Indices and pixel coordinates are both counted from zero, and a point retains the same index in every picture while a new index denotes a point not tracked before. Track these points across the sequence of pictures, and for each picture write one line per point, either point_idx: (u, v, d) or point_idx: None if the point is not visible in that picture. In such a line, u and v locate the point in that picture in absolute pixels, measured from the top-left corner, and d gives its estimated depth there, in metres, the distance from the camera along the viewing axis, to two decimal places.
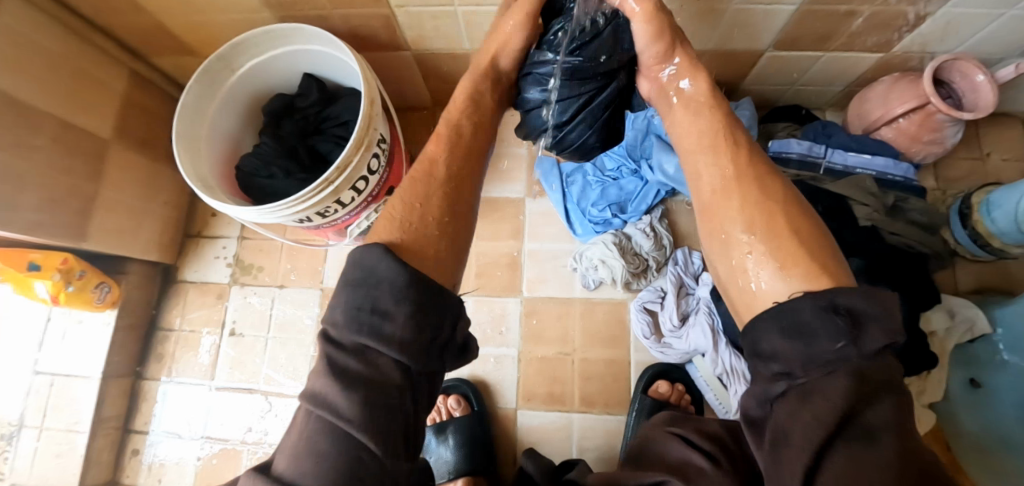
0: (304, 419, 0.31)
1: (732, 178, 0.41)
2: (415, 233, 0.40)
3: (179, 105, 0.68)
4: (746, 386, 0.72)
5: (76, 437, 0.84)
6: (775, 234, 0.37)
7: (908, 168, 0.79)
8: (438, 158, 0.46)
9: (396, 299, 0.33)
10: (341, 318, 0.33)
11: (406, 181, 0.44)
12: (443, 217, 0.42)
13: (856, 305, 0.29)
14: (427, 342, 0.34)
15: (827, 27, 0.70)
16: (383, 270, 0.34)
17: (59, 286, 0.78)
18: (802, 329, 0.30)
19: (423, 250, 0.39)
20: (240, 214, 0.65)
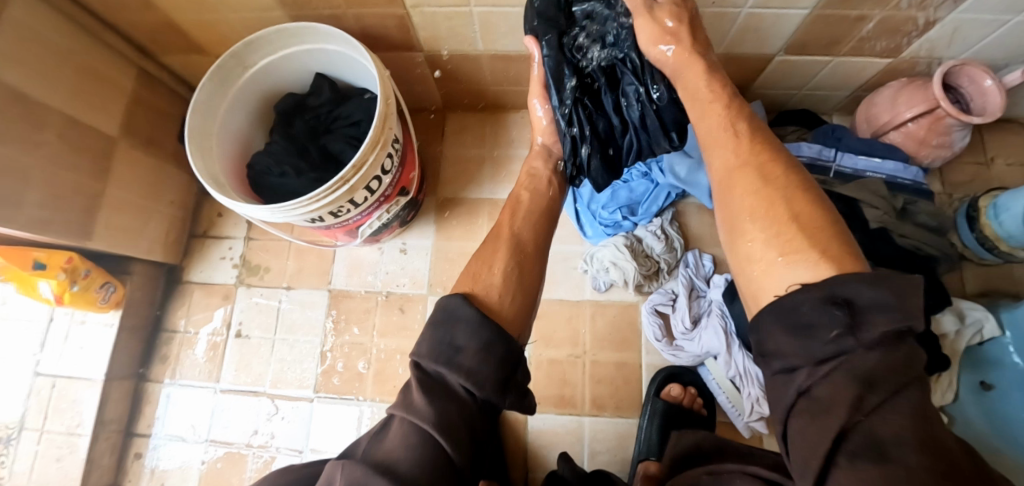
0: (398, 427, 0.39)
1: (739, 172, 0.46)
2: (487, 283, 0.48)
3: (192, 100, 0.67)
4: (760, 389, 0.71)
5: (78, 441, 0.82)
6: (778, 222, 0.40)
7: (917, 172, 0.79)
8: (507, 222, 0.57)
9: (469, 337, 0.41)
10: (425, 350, 0.41)
11: (481, 243, 0.54)
12: (515, 259, 0.51)
13: (859, 295, 0.32)
14: (497, 377, 0.40)
15: (838, 32, 0.71)
16: (462, 312, 0.42)
17: (64, 286, 0.77)
18: (804, 325, 0.33)
19: (491, 296, 0.47)
20: (254, 213, 0.65)
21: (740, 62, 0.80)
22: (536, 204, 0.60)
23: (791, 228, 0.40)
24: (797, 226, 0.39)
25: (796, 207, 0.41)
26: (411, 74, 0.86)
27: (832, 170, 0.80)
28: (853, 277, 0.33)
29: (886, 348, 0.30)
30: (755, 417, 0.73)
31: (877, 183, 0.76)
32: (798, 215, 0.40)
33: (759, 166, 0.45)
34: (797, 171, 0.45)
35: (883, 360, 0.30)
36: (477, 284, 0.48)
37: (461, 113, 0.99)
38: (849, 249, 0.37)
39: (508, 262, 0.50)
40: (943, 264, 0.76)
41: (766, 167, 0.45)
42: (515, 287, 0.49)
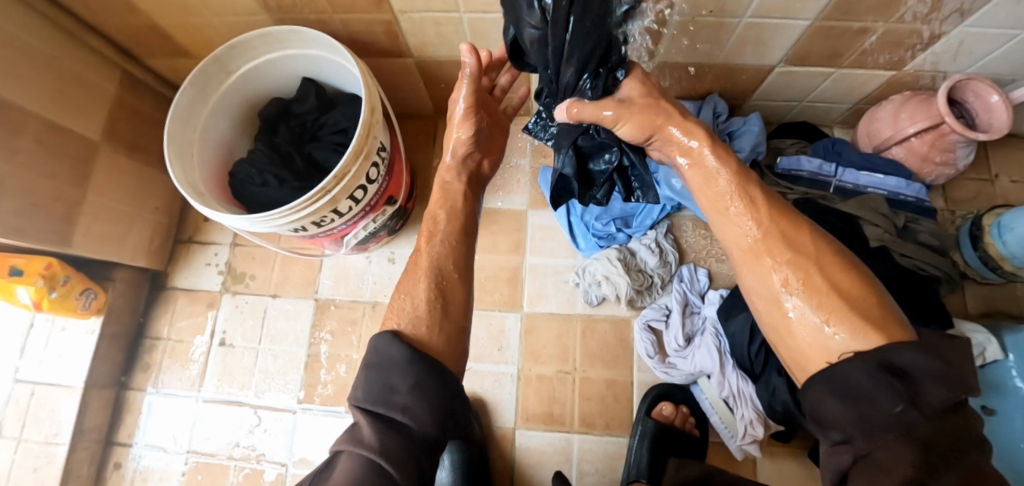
0: (345, 466, 0.36)
1: (768, 243, 0.43)
2: (414, 318, 0.45)
3: (172, 106, 0.65)
4: (754, 411, 0.69)
5: (56, 450, 0.81)
6: (817, 296, 0.39)
7: (920, 188, 0.77)
8: (422, 248, 0.52)
9: (402, 375, 0.40)
10: (361, 395, 0.40)
11: (401, 275, 0.50)
12: (436, 284, 0.48)
13: (913, 365, 0.33)
14: (436, 406, 0.39)
15: (839, 44, 0.68)
16: (392, 351, 0.41)
17: (42, 292, 0.76)
18: (858, 393, 0.33)
19: (418, 332, 0.44)
20: (234, 223, 0.63)
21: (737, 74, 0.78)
22: (453, 224, 0.54)
23: (839, 296, 0.38)
24: (840, 293, 0.38)
25: (833, 278, 0.39)
26: (401, 79, 0.84)
27: (831, 185, 0.78)
28: (898, 343, 0.34)
29: (944, 417, 0.31)
30: (749, 439, 0.70)
31: (879, 200, 0.74)
32: (835, 279, 0.39)
33: (780, 235, 0.43)
34: (817, 231, 0.43)
35: (944, 428, 0.31)
36: (410, 311, 0.46)
37: None
38: (888, 315, 0.37)
39: (429, 291, 0.47)
40: (944, 284, 0.74)
41: (787, 233, 0.42)
42: (440, 314, 0.46)
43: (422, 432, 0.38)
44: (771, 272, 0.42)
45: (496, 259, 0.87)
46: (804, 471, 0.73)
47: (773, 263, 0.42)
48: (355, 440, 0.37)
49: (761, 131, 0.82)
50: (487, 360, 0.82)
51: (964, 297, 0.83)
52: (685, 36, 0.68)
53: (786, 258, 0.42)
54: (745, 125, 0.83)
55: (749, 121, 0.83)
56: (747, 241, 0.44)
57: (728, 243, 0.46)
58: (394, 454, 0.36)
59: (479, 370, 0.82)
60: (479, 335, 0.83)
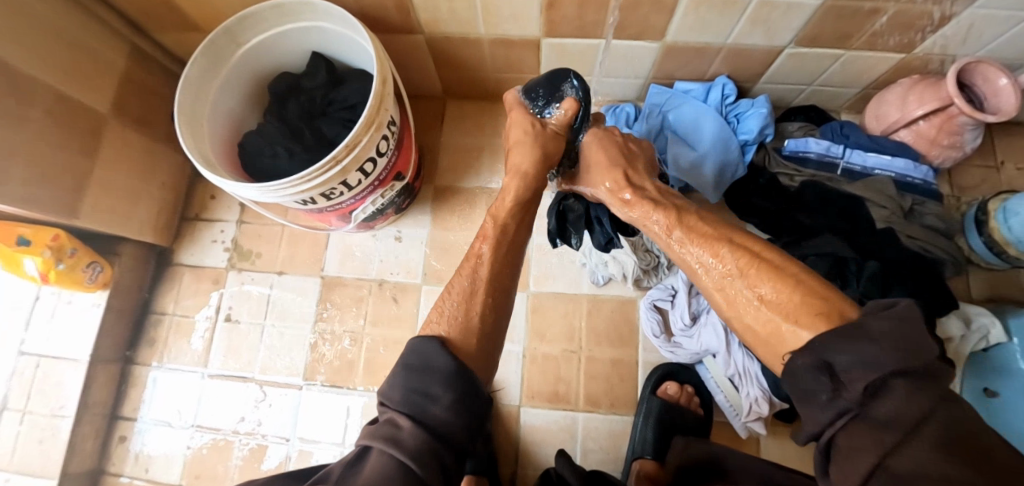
0: (374, 462, 0.35)
1: (705, 269, 0.44)
2: (462, 326, 0.43)
3: (183, 76, 0.65)
4: (759, 388, 0.69)
5: (61, 423, 0.81)
6: (782, 307, 0.37)
7: (927, 171, 0.77)
8: (483, 252, 0.49)
9: (443, 385, 0.38)
10: (397, 395, 0.38)
11: (454, 274, 0.48)
12: (492, 301, 0.46)
13: (841, 353, 0.30)
14: (469, 422, 0.38)
15: (849, 25, 0.68)
16: (436, 359, 0.39)
17: (49, 263, 0.76)
18: (807, 393, 0.32)
19: (466, 344, 0.42)
20: (245, 193, 0.63)
21: (747, 57, 0.78)
22: (519, 237, 0.53)
23: (766, 307, 0.38)
24: (765, 302, 0.38)
25: (773, 288, 0.38)
26: (411, 58, 0.84)
27: (839, 167, 0.79)
28: (829, 333, 0.32)
29: (888, 394, 0.28)
30: (754, 417, 0.70)
31: (885, 182, 0.74)
32: (768, 285, 0.39)
33: (709, 255, 0.44)
34: (741, 240, 0.44)
35: (890, 409, 0.28)
36: (456, 319, 0.44)
37: (461, 101, 0.96)
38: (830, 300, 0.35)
39: (485, 304, 0.46)
40: (950, 267, 0.73)
41: (721, 252, 0.43)
42: (484, 329, 0.44)
43: (454, 438, 0.36)
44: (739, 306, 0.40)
45: None
46: (808, 450, 0.74)
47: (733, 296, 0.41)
48: (386, 439, 0.35)
49: (769, 112, 0.82)
50: None
51: (968, 283, 0.83)
52: (698, 16, 0.68)
53: (725, 276, 0.42)
54: (753, 106, 0.83)
55: (756, 103, 0.83)
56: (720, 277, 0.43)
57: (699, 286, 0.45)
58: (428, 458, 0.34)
59: None
60: None
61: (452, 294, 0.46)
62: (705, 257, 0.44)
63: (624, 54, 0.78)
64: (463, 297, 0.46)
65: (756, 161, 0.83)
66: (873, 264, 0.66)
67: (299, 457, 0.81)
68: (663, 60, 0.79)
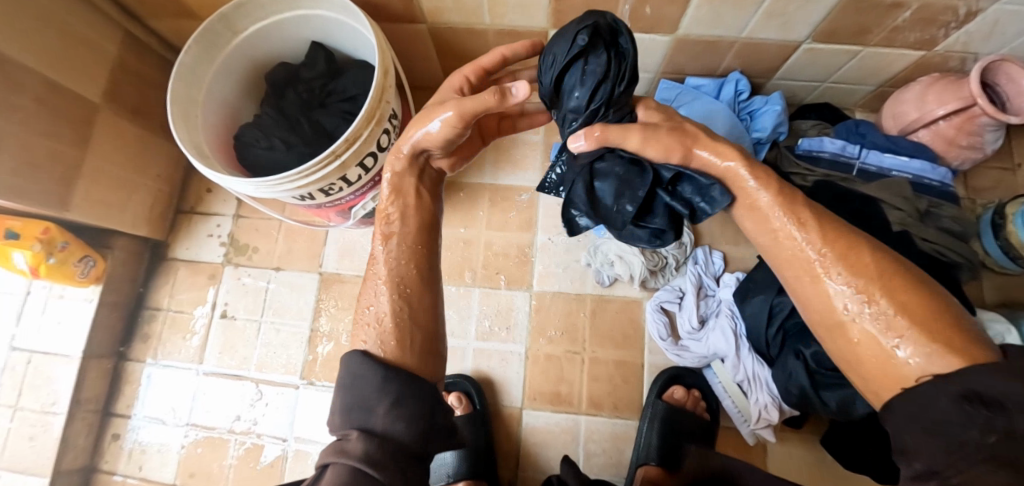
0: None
1: (822, 264, 0.37)
2: (389, 327, 0.40)
3: (176, 65, 0.63)
4: (769, 395, 0.68)
5: (52, 420, 0.79)
6: (895, 317, 0.33)
7: (946, 173, 0.75)
8: (380, 250, 0.44)
9: (378, 395, 0.36)
10: (339, 419, 0.36)
11: (363, 282, 0.44)
12: (403, 295, 0.42)
13: (1002, 389, 0.26)
14: (415, 423, 0.35)
15: (871, 20, 0.66)
16: (365, 367, 0.37)
17: (39, 257, 0.73)
18: (938, 423, 0.28)
19: (392, 345, 0.39)
20: (239, 187, 0.60)
21: (761, 52, 0.75)
22: (415, 220, 0.46)
23: (869, 300, 0.34)
24: (895, 328, 0.33)
25: (893, 293, 0.34)
26: (413, 48, 0.81)
27: (854, 167, 0.76)
28: (980, 365, 0.28)
29: None
30: (762, 424, 0.69)
31: (903, 184, 0.72)
32: (905, 303, 0.33)
33: (803, 228, 0.39)
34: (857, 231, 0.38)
35: None
36: (380, 321, 0.40)
37: None
38: (957, 325, 0.32)
39: (397, 300, 0.42)
40: (969, 272, 0.71)
41: (854, 249, 0.36)
42: (410, 317, 0.41)
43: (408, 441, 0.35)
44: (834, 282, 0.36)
45: (506, 237, 0.85)
46: (815, 457, 0.72)
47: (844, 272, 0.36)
48: (334, 458, 0.34)
49: (783, 110, 0.80)
50: (494, 338, 0.81)
51: (982, 287, 0.81)
52: (714, 8, 0.65)
53: (841, 280, 0.36)
54: (766, 104, 0.81)
55: (770, 101, 0.81)
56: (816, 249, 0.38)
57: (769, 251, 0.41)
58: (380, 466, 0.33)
59: (487, 348, 0.80)
60: (487, 313, 0.82)
61: (366, 300, 0.42)
62: (817, 253, 0.37)
63: (635, 47, 0.76)
64: (377, 301, 0.42)
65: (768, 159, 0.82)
66: None
67: (295, 457, 0.80)
68: (674, 53, 0.77)
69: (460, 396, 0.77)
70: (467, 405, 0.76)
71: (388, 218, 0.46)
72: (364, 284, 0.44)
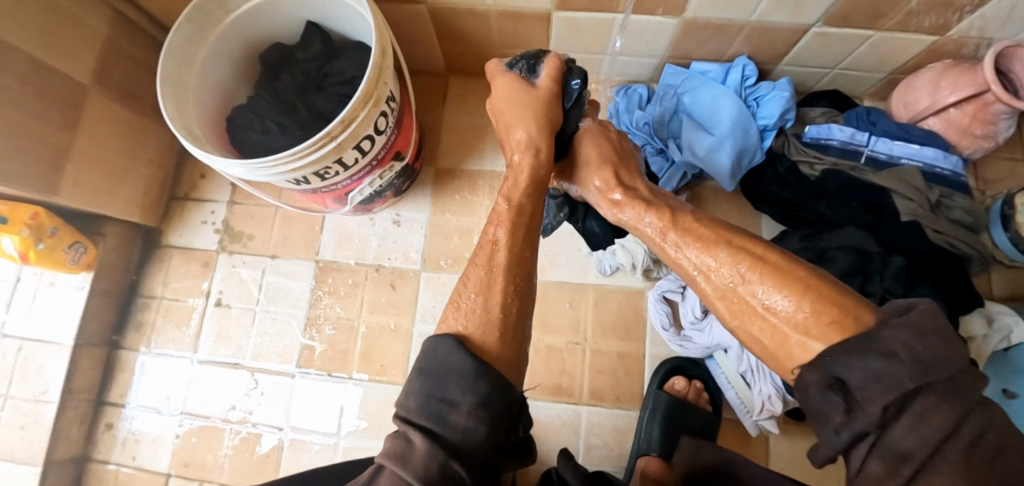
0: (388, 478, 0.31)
1: (705, 277, 0.38)
2: (483, 320, 0.37)
3: (167, 41, 0.60)
4: (773, 385, 0.66)
5: (44, 409, 0.78)
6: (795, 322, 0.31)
7: (957, 162, 0.73)
8: (500, 239, 0.42)
9: (463, 389, 0.32)
10: (413, 405, 0.33)
11: (470, 257, 0.42)
12: (513, 289, 0.40)
13: (854, 369, 0.27)
14: (496, 428, 0.33)
15: (885, 2, 0.64)
16: (454, 358, 0.34)
17: (28, 243, 0.71)
18: (819, 413, 0.29)
19: (485, 341, 0.36)
20: (232, 170, 0.59)
21: (771, 37, 0.74)
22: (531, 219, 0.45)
23: (772, 313, 0.33)
24: (772, 309, 0.33)
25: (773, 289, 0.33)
26: (412, 31, 0.79)
27: (863, 155, 0.74)
28: (836, 345, 0.28)
29: (911, 414, 0.25)
30: (766, 415, 0.68)
31: (913, 172, 0.70)
32: (792, 291, 0.32)
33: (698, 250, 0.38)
34: (731, 232, 0.38)
35: (910, 431, 0.25)
36: (471, 310, 0.38)
37: (464, 78, 0.91)
38: (845, 300, 0.31)
39: (506, 292, 0.39)
40: (977, 263, 0.71)
41: (722, 250, 0.37)
42: (509, 313, 0.38)
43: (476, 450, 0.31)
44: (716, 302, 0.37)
45: None
46: None
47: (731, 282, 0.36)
48: (399, 451, 0.31)
49: (790, 96, 0.77)
50: None
51: (990, 279, 0.80)
52: None
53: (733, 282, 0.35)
54: (774, 89, 0.78)
55: (777, 86, 0.78)
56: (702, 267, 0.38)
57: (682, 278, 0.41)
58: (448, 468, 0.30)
59: None
60: None
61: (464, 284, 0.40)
62: (706, 261, 0.37)
63: (640, 30, 0.74)
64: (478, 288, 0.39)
65: (774, 147, 0.79)
66: (899, 259, 0.63)
67: (291, 448, 0.79)
68: (681, 38, 0.75)
69: None
70: None
71: (524, 210, 0.45)
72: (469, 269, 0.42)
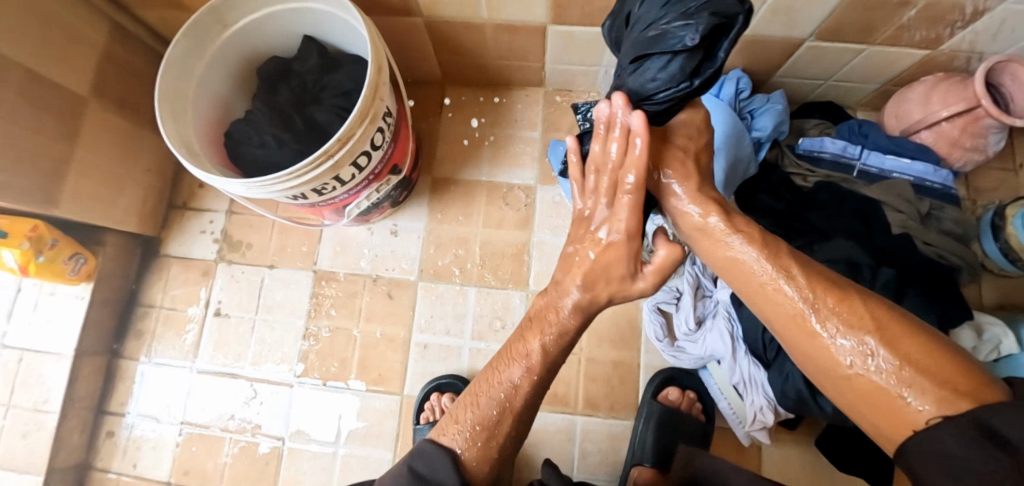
0: None
1: (816, 324, 0.37)
2: (482, 450, 0.41)
3: (165, 58, 0.61)
4: (764, 397, 0.67)
5: (45, 418, 0.78)
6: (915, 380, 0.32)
7: (947, 175, 0.74)
8: (545, 333, 0.43)
9: None
10: None
11: (502, 349, 0.44)
12: (514, 434, 0.42)
13: (1015, 428, 0.26)
14: None
15: (876, 18, 0.64)
16: (443, 479, 0.39)
17: (28, 255, 0.72)
18: (956, 464, 0.28)
19: (475, 471, 0.40)
20: (230, 188, 0.59)
21: (764, 49, 0.74)
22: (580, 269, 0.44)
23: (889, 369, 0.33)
24: (912, 368, 0.32)
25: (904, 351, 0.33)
26: (408, 42, 0.79)
27: (855, 168, 0.75)
28: (997, 405, 0.28)
29: None
30: (758, 426, 0.69)
31: (904, 186, 0.71)
32: (916, 352, 0.33)
33: (835, 301, 0.37)
34: (859, 288, 0.38)
35: None
36: (468, 437, 0.41)
37: (461, 88, 0.92)
38: (972, 370, 0.31)
39: (510, 430, 0.42)
40: (966, 275, 0.72)
41: (849, 301, 0.36)
42: (505, 455, 0.42)
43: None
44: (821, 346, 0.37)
45: (502, 235, 0.84)
46: (810, 458, 0.73)
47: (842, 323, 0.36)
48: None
49: (784, 109, 0.78)
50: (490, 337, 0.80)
51: (980, 289, 0.81)
52: None
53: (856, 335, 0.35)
54: (768, 102, 0.79)
55: (772, 99, 0.79)
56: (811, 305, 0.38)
57: (768, 315, 0.41)
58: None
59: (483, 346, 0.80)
60: (483, 312, 0.82)
61: (472, 411, 0.42)
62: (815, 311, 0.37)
63: None
64: (484, 422, 0.41)
65: (768, 158, 0.80)
66: (888, 271, 0.64)
67: (290, 455, 0.80)
68: None
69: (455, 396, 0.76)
70: None
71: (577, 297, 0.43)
72: (482, 378, 0.44)
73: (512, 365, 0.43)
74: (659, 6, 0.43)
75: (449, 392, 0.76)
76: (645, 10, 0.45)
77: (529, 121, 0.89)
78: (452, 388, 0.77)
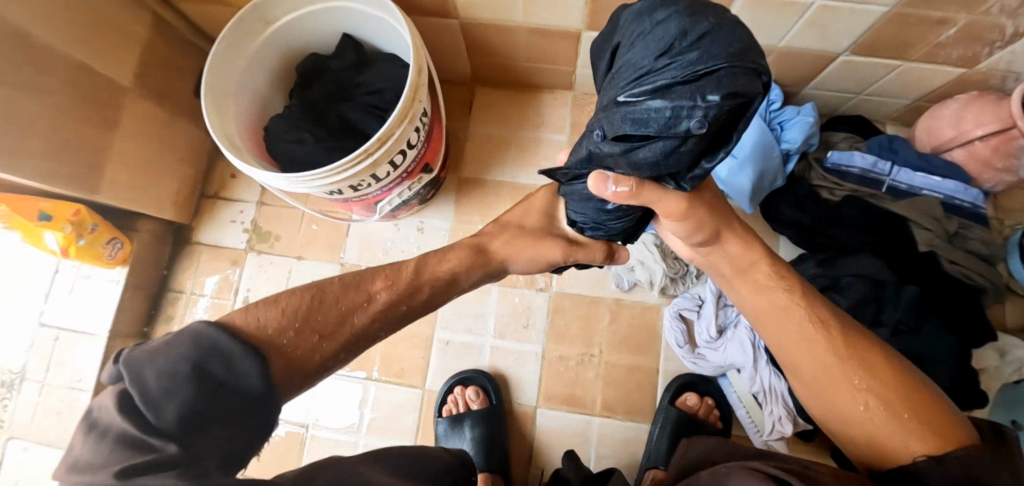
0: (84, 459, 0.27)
1: (840, 370, 0.41)
2: (289, 347, 0.36)
3: (211, 54, 0.62)
4: (784, 409, 0.68)
5: (80, 396, 0.81)
6: (914, 424, 0.36)
7: (978, 195, 0.72)
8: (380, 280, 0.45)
9: (214, 397, 0.29)
10: (140, 371, 0.28)
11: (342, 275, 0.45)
12: (338, 350, 0.40)
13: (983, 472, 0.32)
14: (230, 447, 0.29)
15: (913, 34, 0.65)
16: (223, 350, 0.30)
17: (70, 239, 0.74)
18: None
19: (286, 368, 0.35)
20: (271, 181, 0.61)
21: (796, 62, 0.75)
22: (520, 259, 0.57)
23: (875, 407, 0.39)
24: (899, 416, 0.37)
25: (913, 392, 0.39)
26: (441, 43, 0.81)
27: (884, 184, 0.74)
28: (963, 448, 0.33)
29: None
30: (776, 436, 0.70)
31: (932, 204, 0.71)
32: (914, 404, 0.38)
33: (851, 350, 0.42)
34: (883, 344, 0.43)
35: None
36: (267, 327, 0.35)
37: (488, 90, 0.92)
38: (953, 419, 0.37)
39: (334, 345, 0.40)
40: (990, 295, 0.72)
41: (866, 356, 0.41)
42: (320, 369, 0.38)
43: (199, 458, 0.27)
44: (829, 370, 0.42)
45: None
46: None
47: (856, 366, 0.41)
48: (115, 427, 0.27)
49: (814, 121, 0.76)
50: (511, 337, 0.82)
51: (1004, 309, 0.81)
52: (750, 13, 0.65)
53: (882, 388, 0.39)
54: (799, 113, 0.77)
55: (803, 110, 0.77)
56: (828, 352, 0.42)
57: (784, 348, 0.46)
58: (149, 472, 0.25)
59: (504, 345, 0.82)
60: (504, 311, 0.83)
61: (297, 310, 0.38)
62: (828, 354, 0.42)
63: None
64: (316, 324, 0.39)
65: (795, 171, 0.80)
66: (912, 289, 0.65)
67: (312, 442, 0.82)
68: None
69: (477, 391, 0.78)
70: (484, 400, 0.78)
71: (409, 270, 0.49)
72: (326, 293, 0.42)
73: (371, 286, 0.44)
74: (650, 56, 0.28)
75: (472, 387, 0.79)
76: (635, 54, 0.30)
77: (558, 125, 0.89)
78: (474, 383, 0.79)
